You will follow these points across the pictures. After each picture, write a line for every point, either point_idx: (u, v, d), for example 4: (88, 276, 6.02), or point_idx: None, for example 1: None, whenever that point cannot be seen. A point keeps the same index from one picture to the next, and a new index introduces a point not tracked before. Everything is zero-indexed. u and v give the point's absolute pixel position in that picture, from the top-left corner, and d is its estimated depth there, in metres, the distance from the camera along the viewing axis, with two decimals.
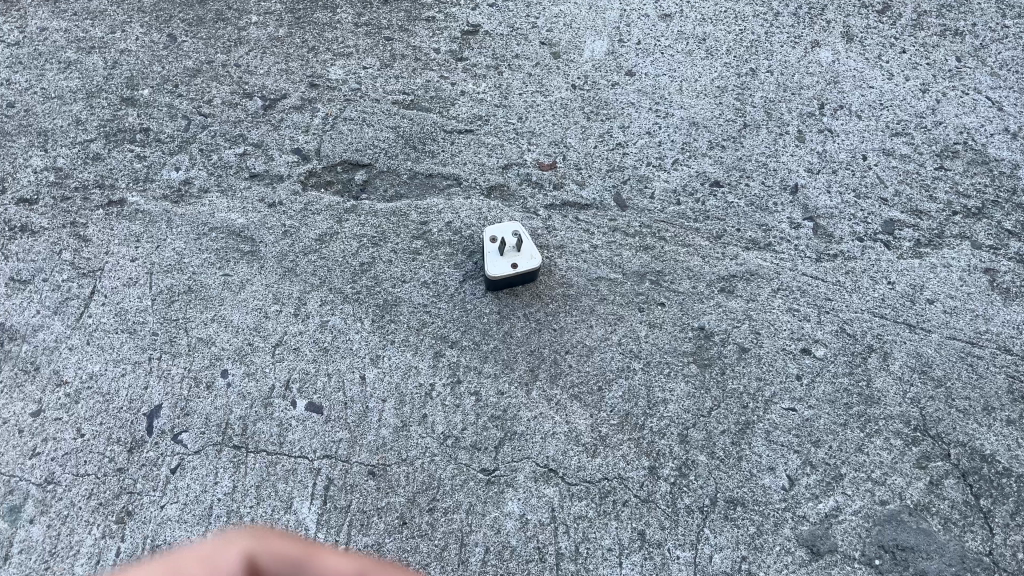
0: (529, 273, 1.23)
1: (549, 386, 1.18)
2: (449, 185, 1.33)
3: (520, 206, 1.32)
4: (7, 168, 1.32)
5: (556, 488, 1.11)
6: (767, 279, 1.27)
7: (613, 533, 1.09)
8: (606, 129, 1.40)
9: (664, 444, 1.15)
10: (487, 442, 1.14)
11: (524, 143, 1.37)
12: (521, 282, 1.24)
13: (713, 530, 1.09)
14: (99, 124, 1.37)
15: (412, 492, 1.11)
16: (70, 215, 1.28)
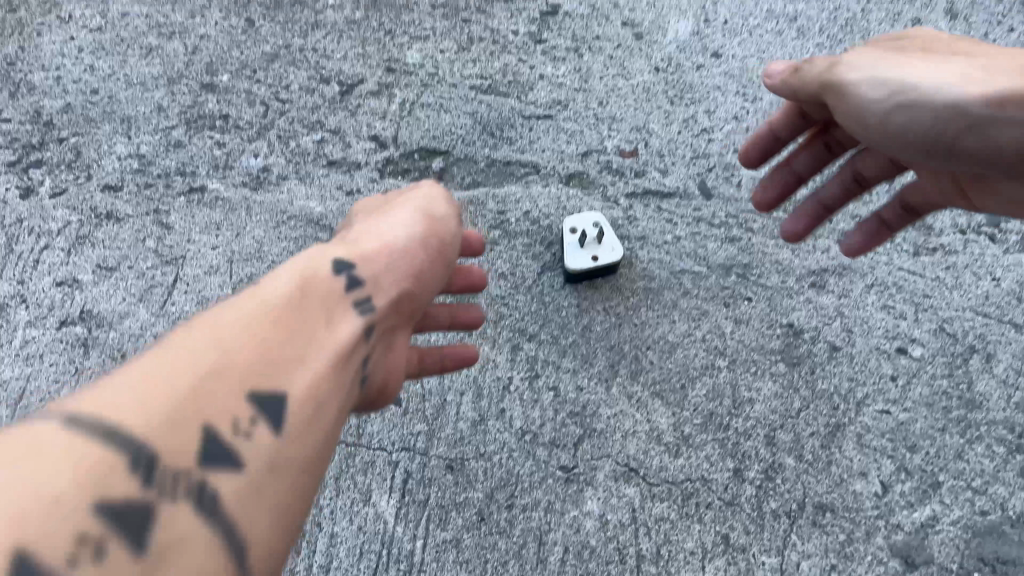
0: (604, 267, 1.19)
1: (630, 382, 1.15)
2: (527, 173, 1.30)
3: (601, 194, 1.28)
4: (93, 154, 1.33)
5: (637, 488, 1.09)
6: (860, 273, 1.21)
7: (695, 536, 1.06)
8: (691, 114, 1.34)
9: (750, 445, 1.11)
10: (566, 438, 1.12)
11: (605, 129, 1.33)
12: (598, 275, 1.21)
13: (801, 536, 1.06)
14: (180, 110, 1.37)
15: (491, 488, 1.10)
16: (152, 203, 1.29)
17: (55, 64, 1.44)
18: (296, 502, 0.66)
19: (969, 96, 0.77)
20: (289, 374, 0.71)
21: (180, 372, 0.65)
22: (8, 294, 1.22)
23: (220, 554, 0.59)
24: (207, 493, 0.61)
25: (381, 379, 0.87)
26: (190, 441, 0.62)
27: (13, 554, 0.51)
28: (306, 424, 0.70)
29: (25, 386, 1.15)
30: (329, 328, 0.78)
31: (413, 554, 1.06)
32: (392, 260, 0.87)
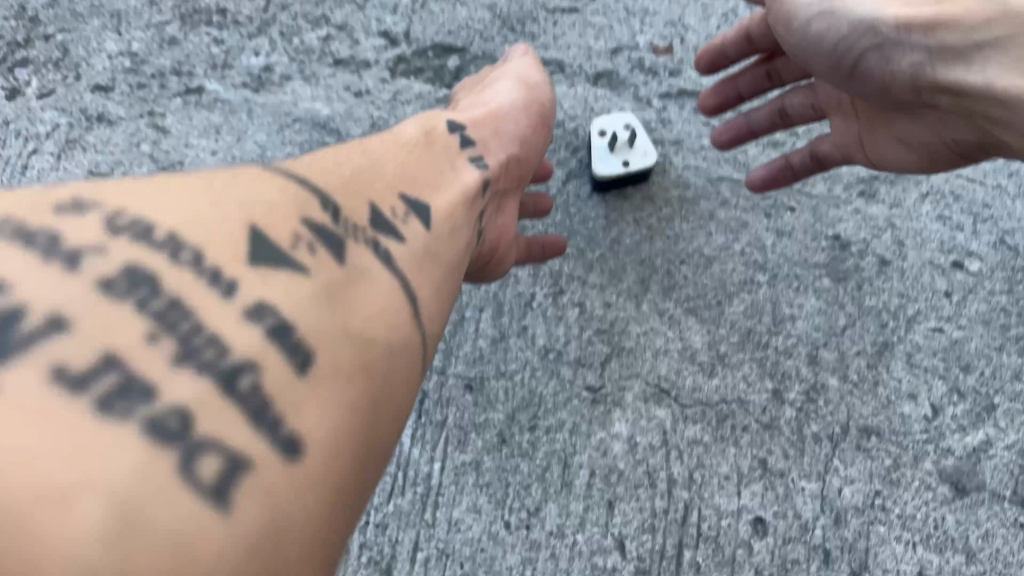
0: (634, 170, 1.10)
1: (662, 298, 1.07)
2: (551, 72, 1.19)
3: (631, 95, 1.18)
4: (80, 52, 1.23)
5: (668, 409, 1.02)
6: (914, 182, 1.11)
7: (731, 460, 1.00)
8: (731, 7, 1.23)
9: (791, 364, 1.03)
10: (592, 357, 1.05)
11: (637, 23, 1.22)
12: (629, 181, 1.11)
13: (844, 461, 1.00)
14: (174, 4, 1.26)
15: (512, 408, 1.03)
16: (147, 104, 1.19)
17: None
18: (447, 290, 0.71)
19: (881, 10, 0.80)
20: (432, 191, 0.78)
21: (346, 162, 0.72)
22: None
23: (399, 292, 0.63)
24: (382, 247, 0.66)
25: (501, 233, 0.91)
26: (363, 208, 0.68)
27: (247, 229, 0.56)
28: (450, 229, 0.75)
29: None
30: (456, 164, 0.85)
31: (430, 477, 1.00)
32: (500, 119, 0.93)
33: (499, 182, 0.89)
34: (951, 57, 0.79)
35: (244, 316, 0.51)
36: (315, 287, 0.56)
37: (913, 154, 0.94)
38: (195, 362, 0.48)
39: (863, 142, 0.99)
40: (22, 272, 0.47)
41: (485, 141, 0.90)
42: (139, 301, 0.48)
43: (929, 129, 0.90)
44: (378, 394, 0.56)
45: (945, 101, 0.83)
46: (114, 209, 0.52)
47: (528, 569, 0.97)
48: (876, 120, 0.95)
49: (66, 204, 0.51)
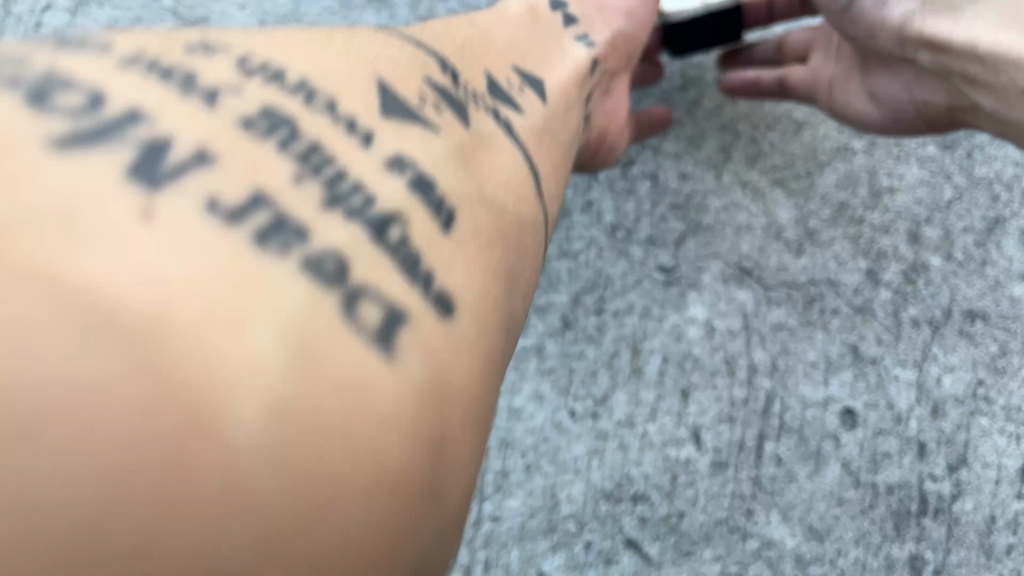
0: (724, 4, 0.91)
1: (745, 168, 0.97)
2: None
3: None
4: None
5: (750, 292, 0.93)
6: None
7: (819, 346, 0.91)
8: None
9: (889, 242, 0.93)
10: (666, 235, 0.95)
11: None
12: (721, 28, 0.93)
13: (945, 348, 0.90)
14: None
15: (577, 290, 0.95)
16: None
17: None
18: (563, 167, 0.66)
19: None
20: (543, 63, 0.72)
21: (455, 31, 0.65)
22: None
23: (526, 160, 0.57)
24: (503, 115, 0.60)
25: (608, 119, 0.85)
26: (481, 76, 0.61)
27: (373, 78, 0.48)
28: (563, 106, 0.70)
29: None
30: (565, 38, 0.78)
31: None
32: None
33: (609, 60, 0.82)
34: (941, 9, 0.75)
35: (386, 167, 0.43)
36: (456, 144, 0.49)
37: (880, 121, 0.88)
38: (347, 206, 0.39)
39: (830, 98, 0.91)
40: (162, 94, 0.38)
41: (588, 18, 0.81)
42: (282, 136, 0.39)
43: (904, 91, 0.84)
44: (515, 264, 0.50)
45: (925, 59, 0.78)
46: (227, 43, 0.44)
47: (595, 460, 0.89)
48: (856, 75, 0.88)
49: (191, 41, 0.42)
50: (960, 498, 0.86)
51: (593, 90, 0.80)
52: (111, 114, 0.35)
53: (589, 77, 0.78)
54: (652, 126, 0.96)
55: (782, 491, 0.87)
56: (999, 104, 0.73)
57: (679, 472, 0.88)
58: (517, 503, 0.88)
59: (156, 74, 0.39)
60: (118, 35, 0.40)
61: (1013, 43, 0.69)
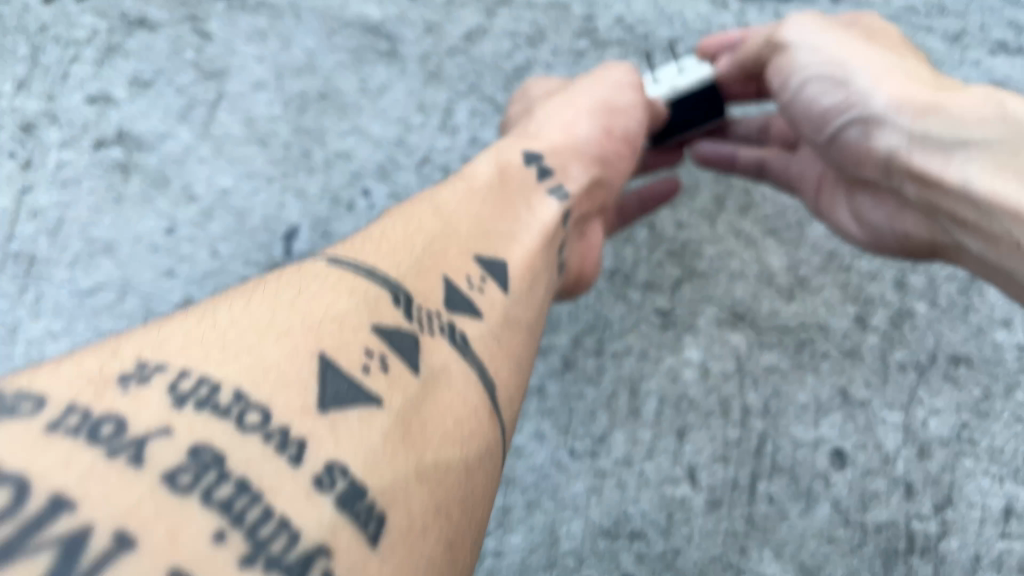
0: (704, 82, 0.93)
1: (738, 217, 1.01)
2: None
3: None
4: None
5: (743, 335, 0.97)
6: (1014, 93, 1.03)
7: (809, 388, 0.95)
8: None
9: (877, 288, 0.97)
10: (663, 280, 0.99)
11: None
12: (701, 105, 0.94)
13: (931, 392, 0.94)
14: None
15: (577, 332, 0.98)
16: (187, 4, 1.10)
17: None
18: (526, 360, 0.66)
19: (875, 88, 0.76)
20: (506, 242, 0.73)
21: (413, 235, 0.65)
22: (37, 113, 1.07)
23: (479, 377, 0.58)
24: (458, 328, 0.60)
25: (586, 257, 0.89)
26: (437, 284, 0.62)
27: (316, 352, 0.48)
28: (526, 287, 0.70)
29: (63, 214, 1.04)
30: (537, 196, 0.81)
31: None
32: (578, 138, 0.89)
33: (585, 207, 0.87)
34: (931, 148, 0.72)
35: (316, 485, 0.41)
36: (402, 404, 0.49)
37: (863, 237, 0.89)
38: (267, 553, 0.37)
39: (815, 202, 0.94)
40: (87, 463, 0.36)
41: (566, 167, 0.86)
42: (208, 480, 0.38)
43: (885, 217, 0.84)
44: (463, 526, 0.49)
45: (911, 189, 0.76)
46: (164, 355, 0.43)
47: (594, 498, 0.92)
48: (842, 194, 0.90)
49: (123, 368, 0.41)
50: (945, 537, 0.89)
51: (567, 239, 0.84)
52: (34, 508, 0.34)
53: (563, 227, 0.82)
54: (659, 198, 0.99)
55: (774, 528, 0.90)
56: (986, 248, 0.70)
57: (676, 509, 0.91)
58: (518, 539, 0.91)
59: (83, 435, 0.37)
60: (56, 374, 0.40)
61: (1009, 193, 0.66)
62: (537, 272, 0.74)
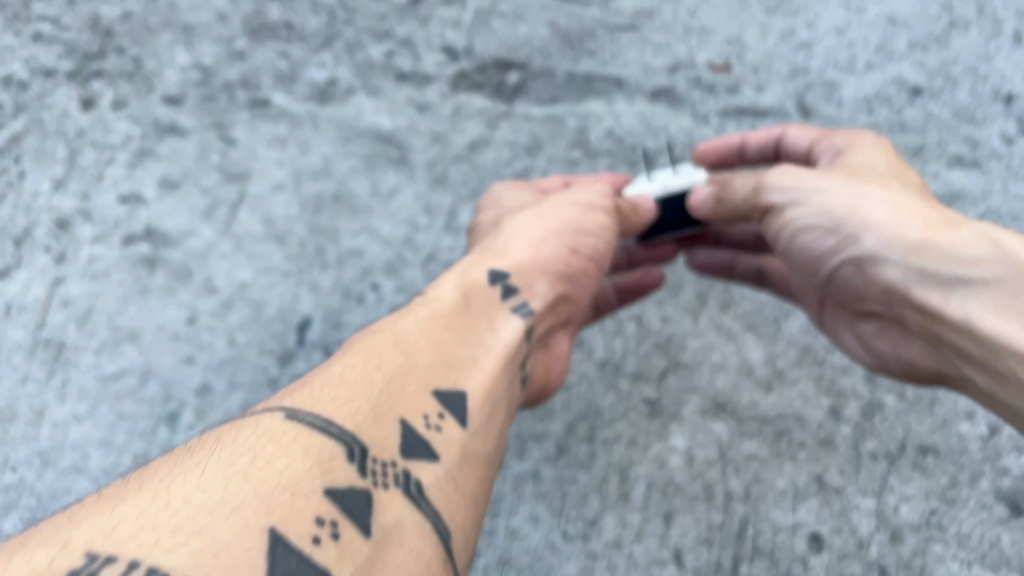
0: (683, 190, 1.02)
1: (719, 314, 1.09)
2: (611, 89, 1.21)
3: (690, 111, 1.19)
4: (151, 65, 1.24)
5: (725, 424, 1.04)
6: (971, 202, 1.12)
7: (788, 475, 1.01)
8: (790, 27, 1.22)
9: (849, 381, 1.05)
10: (650, 371, 1.07)
11: (695, 41, 1.22)
12: (678, 211, 1.04)
13: (901, 480, 1.00)
14: (242, 19, 1.26)
15: (571, 419, 1.05)
16: (216, 114, 1.21)
17: None
18: (479, 496, 0.71)
19: (866, 230, 0.83)
20: (465, 372, 0.79)
21: (372, 374, 0.72)
22: (73, 210, 1.17)
23: (431, 525, 0.63)
24: (413, 476, 0.65)
25: (548, 367, 0.98)
26: (395, 430, 0.68)
27: (267, 528, 0.53)
28: (484, 419, 0.75)
29: (92, 304, 1.12)
30: (502, 316, 0.90)
31: None
32: (542, 257, 0.98)
33: (548, 323, 0.96)
34: (930, 282, 0.76)
35: None
36: (350, 574, 0.54)
37: (873, 363, 0.96)
38: None
39: (823, 323, 1.02)
40: None
41: (530, 285, 0.95)
42: None
43: (894, 347, 0.90)
44: None
45: (913, 318, 0.80)
46: (114, 545, 0.48)
47: None
48: (845, 322, 0.97)
49: (73, 564, 0.47)
50: None
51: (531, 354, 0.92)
52: None
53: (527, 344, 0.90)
54: (637, 291, 1.08)
55: None
56: (993, 384, 0.72)
57: None
58: None
59: None
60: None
61: (1000, 325, 0.70)
62: (495, 402, 0.79)
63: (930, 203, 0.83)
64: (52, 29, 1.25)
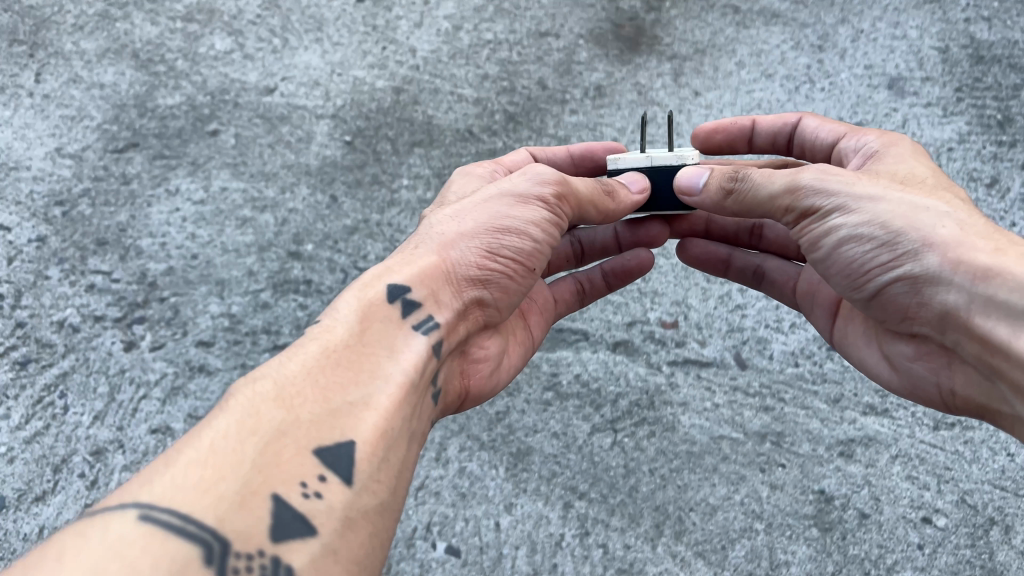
0: (671, 165, 1.12)
1: (673, 542, 1.25)
2: (577, 339, 1.43)
3: (644, 360, 1.40)
4: (187, 312, 1.44)
5: None
6: (886, 445, 1.28)
7: None
8: (726, 291, 1.44)
9: None
10: None
11: (648, 302, 1.45)
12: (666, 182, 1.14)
13: None
14: (268, 275, 1.48)
15: None
16: (241, 356, 1.40)
17: (161, 230, 1.52)
18: (371, 553, 0.75)
19: (928, 248, 0.90)
20: (353, 421, 0.82)
21: (246, 440, 0.75)
22: (108, 440, 1.33)
23: None
24: (285, 561, 0.68)
25: (466, 377, 1.09)
26: (265, 506, 0.71)
27: None
28: (373, 470, 0.79)
29: None
30: (405, 335, 0.95)
31: None
32: (452, 259, 1.05)
33: (457, 334, 1.04)
34: (989, 309, 0.86)
35: None
36: None
37: (901, 384, 1.07)
38: None
39: (858, 338, 1.13)
40: None
41: (437, 292, 1.01)
42: None
43: (932, 377, 1.01)
44: None
45: (971, 348, 0.90)
46: None
47: None
48: (880, 343, 1.09)
49: None
50: None
51: (437, 370, 0.98)
52: None
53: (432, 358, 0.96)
54: (635, 268, 1.32)
55: None
56: None
57: None
58: None
59: None
60: None
61: None
62: (389, 450, 0.82)
63: (987, 224, 0.91)
64: (104, 280, 1.47)
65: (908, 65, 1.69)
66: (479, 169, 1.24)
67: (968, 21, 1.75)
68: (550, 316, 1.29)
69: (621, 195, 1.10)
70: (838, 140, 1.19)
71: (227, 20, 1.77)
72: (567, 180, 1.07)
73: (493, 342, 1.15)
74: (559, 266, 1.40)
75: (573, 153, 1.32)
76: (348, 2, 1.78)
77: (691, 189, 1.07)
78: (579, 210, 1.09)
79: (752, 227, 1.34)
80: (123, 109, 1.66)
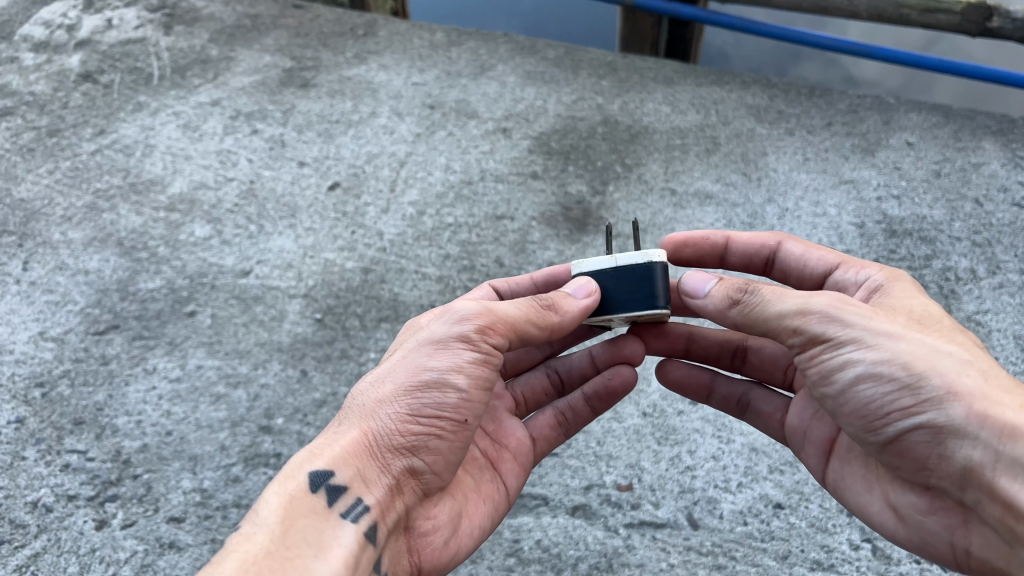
0: (638, 263, 1.24)
1: None
2: (538, 504, 1.50)
3: (602, 523, 1.46)
4: (160, 488, 1.48)
5: None
6: None
7: None
8: (676, 453, 1.56)
9: None
10: None
11: (603, 465, 1.55)
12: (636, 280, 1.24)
13: None
14: (240, 450, 1.53)
15: None
16: (211, 531, 1.42)
17: (137, 409, 1.59)
18: None
19: (953, 398, 0.97)
20: None
21: None
22: None
23: None
24: None
25: (414, 552, 1.14)
26: None
27: None
28: None
29: None
30: (329, 532, 1.01)
31: None
32: (374, 432, 1.11)
33: (388, 515, 1.09)
34: (1012, 470, 0.92)
35: None
36: None
37: (908, 536, 1.12)
38: None
39: (860, 484, 1.19)
40: None
41: (363, 474, 1.08)
42: None
43: (947, 533, 1.06)
44: None
45: (993, 509, 0.96)
46: None
47: None
48: (886, 492, 1.15)
49: None
50: None
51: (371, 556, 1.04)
52: None
53: (359, 549, 1.02)
54: (617, 389, 1.40)
55: None
56: None
57: None
58: None
59: None
60: None
61: None
62: None
63: (1003, 380, 0.99)
64: (79, 459, 1.52)
65: (830, 239, 1.87)
66: (427, 319, 1.30)
67: (880, 199, 1.97)
68: (524, 458, 1.35)
69: (563, 306, 1.20)
70: (829, 269, 1.32)
71: (207, 210, 1.96)
72: (490, 317, 1.16)
73: (445, 507, 1.19)
74: (539, 399, 1.49)
75: (537, 282, 1.43)
76: (320, 192, 1.99)
77: (697, 292, 1.20)
78: (518, 331, 1.18)
79: (735, 350, 1.48)
80: (106, 294, 1.78)
